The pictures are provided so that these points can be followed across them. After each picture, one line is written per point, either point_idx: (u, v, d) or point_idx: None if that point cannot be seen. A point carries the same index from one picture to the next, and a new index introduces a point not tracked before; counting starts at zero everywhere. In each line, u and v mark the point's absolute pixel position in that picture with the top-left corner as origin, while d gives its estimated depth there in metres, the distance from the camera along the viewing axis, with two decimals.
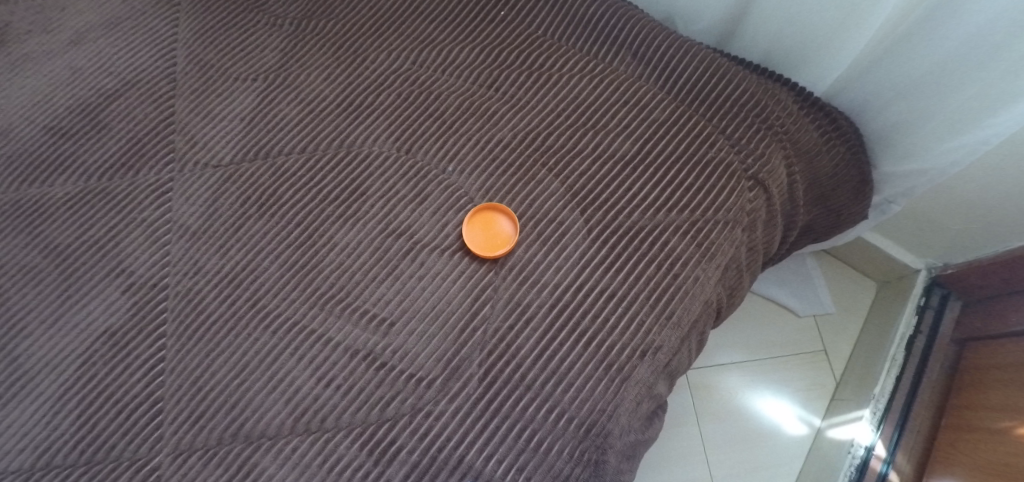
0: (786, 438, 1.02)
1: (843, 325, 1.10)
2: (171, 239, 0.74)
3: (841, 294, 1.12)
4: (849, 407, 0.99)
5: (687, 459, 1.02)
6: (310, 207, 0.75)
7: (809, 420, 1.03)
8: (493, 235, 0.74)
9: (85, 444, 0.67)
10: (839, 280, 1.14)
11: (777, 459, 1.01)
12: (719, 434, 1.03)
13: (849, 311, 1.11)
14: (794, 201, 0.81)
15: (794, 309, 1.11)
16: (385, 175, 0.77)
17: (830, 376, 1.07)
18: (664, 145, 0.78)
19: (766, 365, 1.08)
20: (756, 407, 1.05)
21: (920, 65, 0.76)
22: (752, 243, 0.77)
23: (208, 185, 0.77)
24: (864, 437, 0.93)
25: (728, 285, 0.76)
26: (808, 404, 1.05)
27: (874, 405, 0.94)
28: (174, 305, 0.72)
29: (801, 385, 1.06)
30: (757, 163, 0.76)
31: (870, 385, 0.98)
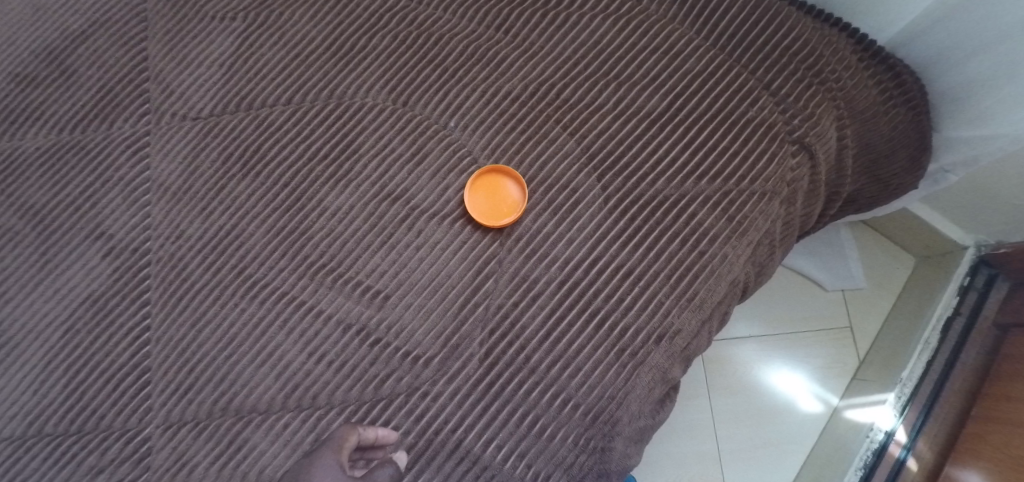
0: (799, 415, 0.98)
1: (874, 300, 1.03)
2: (151, 200, 0.69)
3: (875, 267, 1.04)
4: (871, 389, 0.94)
5: (695, 433, 0.99)
6: (299, 166, 0.69)
7: (826, 399, 0.98)
8: (498, 200, 0.67)
9: (74, 414, 0.65)
10: (874, 251, 1.04)
11: (788, 437, 0.97)
12: (730, 408, 0.99)
13: (882, 286, 1.03)
14: (842, 171, 0.74)
15: (822, 283, 1.03)
16: (379, 130, 0.70)
17: (854, 354, 1.00)
18: (696, 103, 0.69)
19: (787, 339, 1.02)
20: (772, 382, 1.00)
21: (1004, 17, 0.64)
22: (789, 216, 0.70)
23: (188, 140, 0.71)
24: (885, 422, 0.89)
25: (759, 262, 0.70)
26: (827, 382, 0.99)
27: (899, 390, 0.90)
28: (157, 271, 0.67)
29: (821, 362, 1.00)
30: (807, 124, 0.68)
31: (898, 367, 0.92)
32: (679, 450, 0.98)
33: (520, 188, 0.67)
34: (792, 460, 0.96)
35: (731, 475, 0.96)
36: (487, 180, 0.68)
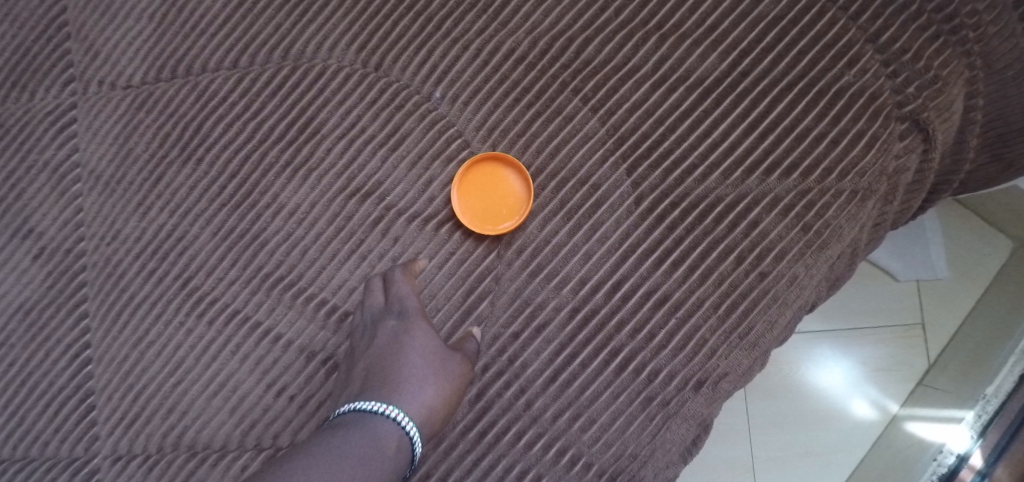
0: (848, 422, 0.79)
1: (956, 294, 0.79)
2: (82, 190, 0.58)
3: (961, 253, 0.80)
4: (944, 404, 0.73)
5: (721, 440, 0.81)
6: (250, 149, 0.55)
7: (883, 404, 0.79)
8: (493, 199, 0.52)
9: (17, 439, 0.57)
10: (963, 235, 0.80)
11: (834, 447, 0.78)
12: (762, 411, 0.81)
13: (967, 279, 0.79)
14: (959, 152, 0.53)
15: (891, 271, 0.81)
16: (347, 101, 0.55)
17: (923, 358, 0.79)
18: (769, 64, 0.51)
19: (835, 334, 0.82)
20: (814, 382, 0.80)
21: None
22: (881, 218, 0.51)
23: (120, 114, 0.58)
24: (958, 444, 0.67)
25: (836, 280, 0.53)
26: (885, 386, 0.79)
27: (980, 408, 0.67)
28: (93, 278, 0.57)
29: (877, 362, 0.80)
30: (929, 92, 0.48)
31: (983, 381, 0.70)
32: (702, 459, 0.81)
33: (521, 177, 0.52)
34: (836, 470, 0.78)
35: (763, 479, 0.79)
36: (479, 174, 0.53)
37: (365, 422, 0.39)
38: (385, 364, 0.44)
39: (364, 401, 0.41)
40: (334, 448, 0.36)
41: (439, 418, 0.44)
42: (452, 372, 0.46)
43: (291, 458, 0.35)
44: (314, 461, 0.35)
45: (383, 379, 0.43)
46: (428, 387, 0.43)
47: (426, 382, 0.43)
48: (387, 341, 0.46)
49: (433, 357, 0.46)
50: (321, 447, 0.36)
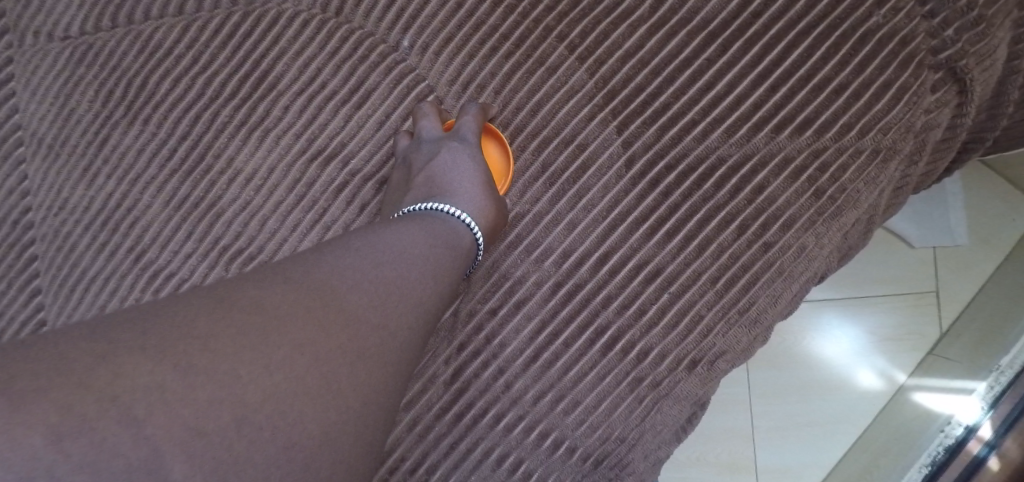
0: (853, 393, 0.75)
1: (974, 261, 0.74)
2: (24, 154, 0.53)
3: (984, 217, 0.74)
4: (955, 374, 0.68)
5: (722, 409, 0.79)
6: (201, 108, 0.50)
7: (890, 375, 0.75)
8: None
9: None
10: (991, 199, 0.74)
11: (837, 418, 0.75)
12: (765, 381, 0.78)
13: (988, 244, 0.74)
14: (998, 107, 0.47)
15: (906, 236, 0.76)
16: (304, 51, 0.49)
17: (935, 326, 0.75)
18: (784, 2, 0.45)
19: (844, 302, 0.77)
20: (820, 351, 0.77)
21: None
22: (904, 180, 0.45)
23: (59, 69, 0.52)
24: (968, 415, 0.63)
25: (849, 250, 0.47)
26: (892, 356, 0.75)
27: (993, 378, 0.63)
28: (43, 251, 0.52)
29: (887, 331, 0.76)
30: (970, 35, 0.41)
31: (999, 349, 0.65)
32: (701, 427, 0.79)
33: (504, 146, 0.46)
34: (837, 445, 0.75)
35: (763, 457, 0.76)
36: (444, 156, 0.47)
37: (442, 219, 0.41)
38: (448, 179, 0.43)
39: (435, 202, 0.42)
40: (429, 228, 0.40)
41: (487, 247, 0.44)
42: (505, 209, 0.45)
43: (385, 226, 0.39)
44: (409, 231, 0.39)
45: (448, 190, 0.42)
46: (491, 205, 0.43)
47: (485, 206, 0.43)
48: (448, 159, 0.44)
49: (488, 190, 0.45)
50: (412, 224, 0.39)
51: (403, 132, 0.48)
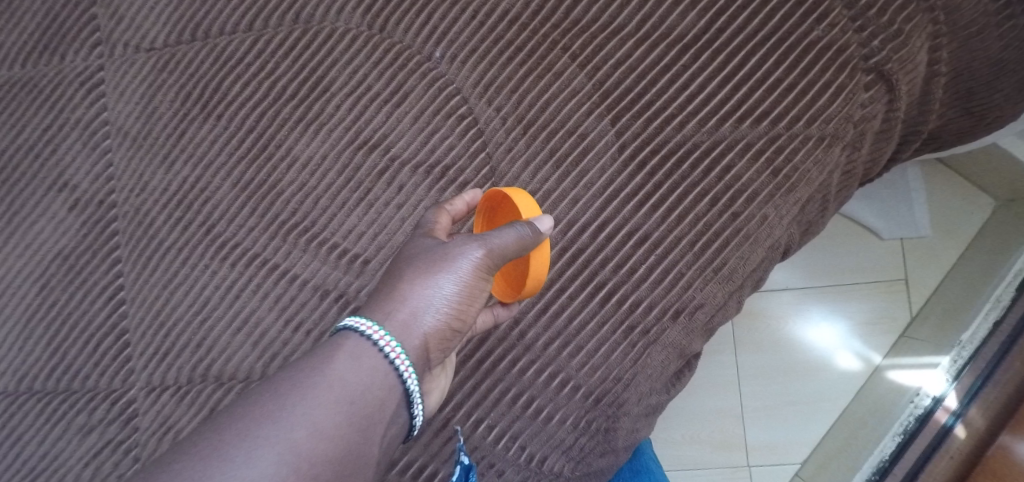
0: (834, 373, 0.85)
1: (937, 251, 0.84)
2: (111, 146, 0.63)
3: (943, 212, 0.84)
4: (924, 351, 0.78)
5: (716, 389, 0.87)
6: (264, 107, 0.60)
7: (866, 356, 0.84)
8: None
9: (61, 372, 0.63)
10: (946, 193, 0.84)
11: (820, 395, 0.85)
12: (755, 364, 0.87)
13: (948, 236, 0.84)
14: (926, 104, 0.57)
15: (875, 230, 0.86)
16: (353, 61, 0.59)
17: (905, 310, 0.84)
18: (745, 22, 0.55)
19: (823, 291, 0.87)
20: (805, 336, 0.86)
21: None
22: (850, 164, 0.56)
23: (144, 75, 0.62)
24: (935, 387, 0.72)
25: (805, 223, 0.57)
26: (868, 338, 0.85)
27: (956, 353, 0.72)
28: (124, 226, 0.62)
29: (864, 317, 0.85)
30: (892, 46, 0.52)
31: (958, 328, 0.75)
32: (697, 405, 0.88)
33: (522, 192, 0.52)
34: (821, 420, 0.84)
35: (753, 433, 0.86)
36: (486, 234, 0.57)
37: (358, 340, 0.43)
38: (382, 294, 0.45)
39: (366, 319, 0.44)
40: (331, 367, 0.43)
41: (467, 305, 0.45)
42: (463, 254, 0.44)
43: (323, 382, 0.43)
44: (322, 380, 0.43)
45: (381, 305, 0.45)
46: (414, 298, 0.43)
47: (425, 287, 0.43)
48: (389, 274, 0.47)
49: (436, 253, 0.44)
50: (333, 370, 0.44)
51: None
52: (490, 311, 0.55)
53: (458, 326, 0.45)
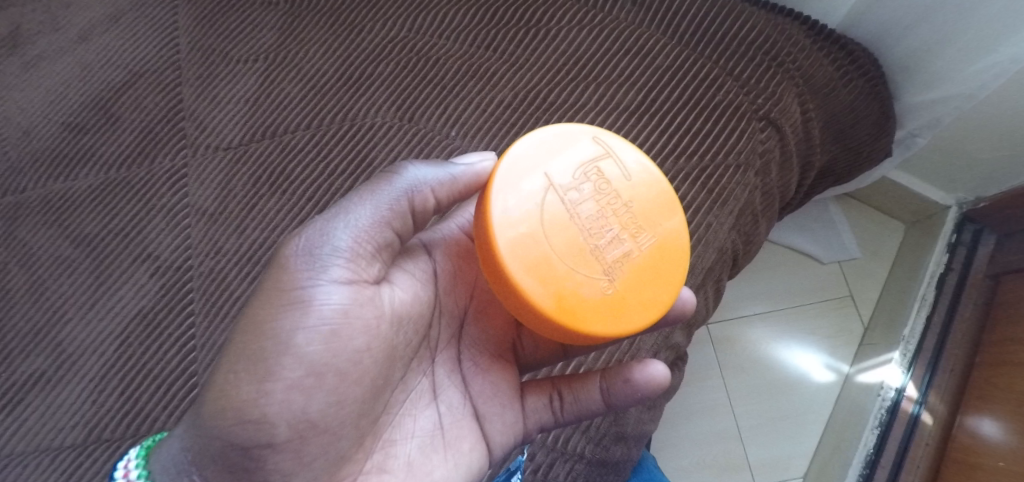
0: (813, 385, 1.05)
1: (870, 269, 1.11)
2: (190, 222, 0.77)
3: (866, 238, 1.12)
4: (878, 352, 1.01)
5: (715, 412, 1.04)
6: (320, 182, 0.77)
7: (835, 366, 1.06)
8: (585, 259, 0.51)
9: (130, 419, 0.70)
10: (861, 220, 1.13)
11: (805, 406, 1.04)
12: (746, 386, 1.06)
13: (875, 256, 1.11)
14: (810, 141, 0.79)
15: (816, 255, 1.12)
16: (390, 144, 0.78)
17: (858, 323, 1.08)
18: (664, 98, 0.76)
19: (788, 314, 1.10)
20: (784, 356, 1.07)
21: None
22: (766, 187, 0.76)
23: (221, 167, 0.79)
24: (894, 379, 0.95)
25: (744, 232, 0.76)
26: (834, 352, 1.07)
27: (903, 347, 0.97)
28: (198, 285, 0.74)
29: (826, 335, 1.08)
30: (769, 101, 0.73)
31: (898, 327, 1.00)
32: (702, 429, 1.04)
33: (556, 146, 0.54)
34: (810, 427, 1.03)
35: (753, 451, 1.02)
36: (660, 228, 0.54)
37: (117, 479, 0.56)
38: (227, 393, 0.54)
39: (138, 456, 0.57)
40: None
41: (318, 331, 0.52)
42: (272, 297, 0.53)
43: None
44: None
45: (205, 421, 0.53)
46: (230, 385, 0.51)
47: (221, 378, 0.52)
48: None
49: (251, 311, 0.54)
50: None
51: (545, 400, 0.67)
52: (603, 392, 0.65)
53: (270, 438, 0.51)
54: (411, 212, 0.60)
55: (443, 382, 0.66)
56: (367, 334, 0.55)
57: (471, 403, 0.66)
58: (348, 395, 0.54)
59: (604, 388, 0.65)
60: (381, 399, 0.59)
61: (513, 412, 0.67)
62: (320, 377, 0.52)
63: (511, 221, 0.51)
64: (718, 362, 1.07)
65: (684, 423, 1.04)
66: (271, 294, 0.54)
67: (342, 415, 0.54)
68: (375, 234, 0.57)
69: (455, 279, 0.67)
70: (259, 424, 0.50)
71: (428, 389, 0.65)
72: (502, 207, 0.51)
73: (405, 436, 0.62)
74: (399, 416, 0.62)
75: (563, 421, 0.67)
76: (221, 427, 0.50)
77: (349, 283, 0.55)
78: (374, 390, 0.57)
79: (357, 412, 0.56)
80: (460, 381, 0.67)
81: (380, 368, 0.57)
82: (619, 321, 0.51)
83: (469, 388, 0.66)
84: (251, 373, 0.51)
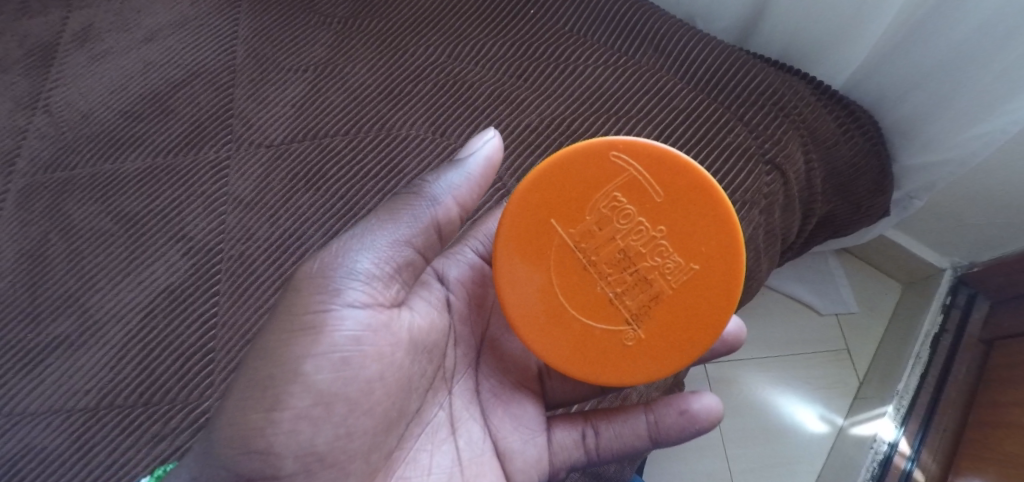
0: (806, 434, 1.06)
1: (867, 324, 1.14)
2: (227, 209, 0.82)
3: (864, 295, 1.16)
4: (872, 405, 1.03)
5: (707, 452, 1.06)
6: (354, 183, 0.82)
7: (829, 417, 1.07)
8: (608, 314, 0.61)
9: (144, 388, 0.73)
10: (859, 277, 1.17)
11: (797, 455, 1.05)
12: (740, 428, 1.07)
13: (872, 312, 1.15)
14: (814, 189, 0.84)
15: (815, 306, 1.15)
16: (422, 155, 0.84)
17: (854, 376, 1.10)
18: (676, 135, 0.81)
19: (785, 361, 1.12)
20: (779, 402, 1.08)
21: (915, 69, 0.83)
22: (769, 225, 0.80)
23: (262, 162, 0.85)
24: (887, 433, 0.97)
25: (748, 268, 0.80)
26: (829, 403, 1.08)
27: (897, 402, 0.98)
28: (227, 267, 0.79)
29: (822, 385, 1.10)
30: (775, 148, 0.79)
31: (892, 382, 1.02)
32: (692, 467, 1.05)
33: (578, 185, 0.60)
34: (800, 477, 1.03)
35: None
36: (690, 261, 0.59)
37: None
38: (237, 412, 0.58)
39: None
40: None
41: (336, 357, 0.58)
42: (285, 322, 0.59)
43: None
44: None
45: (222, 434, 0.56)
46: (243, 411, 0.56)
47: (232, 407, 0.57)
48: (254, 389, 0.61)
49: (265, 337, 0.59)
50: None
51: (576, 438, 0.70)
52: (647, 425, 0.69)
53: (274, 471, 0.56)
54: (428, 239, 0.66)
55: (460, 415, 0.69)
56: (378, 361, 0.61)
57: (491, 438, 0.69)
58: (357, 427, 0.59)
59: (649, 420, 0.69)
60: (394, 432, 0.63)
61: (536, 447, 0.70)
62: (329, 406, 0.58)
63: (524, 291, 0.63)
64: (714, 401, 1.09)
65: (674, 458, 1.06)
66: (284, 320, 0.59)
67: (351, 447, 0.59)
68: (388, 265, 0.63)
69: (469, 308, 0.73)
70: (264, 454, 0.56)
71: (445, 422, 0.68)
72: (513, 277, 0.63)
73: (421, 472, 0.65)
74: (414, 452, 0.65)
75: (596, 459, 0.70)
76: (228, 455, 0.56)
77: (365, 310, 0.61)
78: (385, 422, 0.62)
79: (369, 445, 0.61)
80: (478, 414, 0.70)
81: (390, 400, 0.62)
82: (628, 372, 0.62)
83: (488, 420, 0.70)
84: (258, 402, 0.56)
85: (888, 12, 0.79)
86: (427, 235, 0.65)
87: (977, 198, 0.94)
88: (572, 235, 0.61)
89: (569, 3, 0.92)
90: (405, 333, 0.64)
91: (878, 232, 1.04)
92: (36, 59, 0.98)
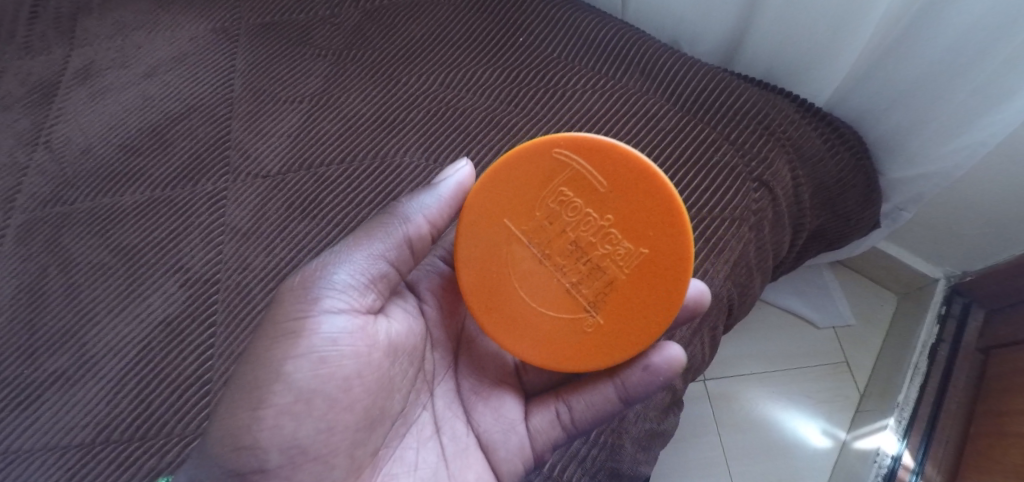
0: (809, 449, 1.06)
1: (864, 336, 1.14)
2: (223, 240, 0.83)
3: (860, 307, 1.17)
4: (874, 418, 1.03)
5: (710, 470, 1.05)
6: (349, 210, 0.83)
7: (832, 432, 1.07)
8: (568, 305, 0.61)
9: (141, 422, 0.72)
10: (854, 289, 1.18)
11: (801, 471, 1.04)
12: (742, 445, 1.07)
13: (869, 324, 1.15)
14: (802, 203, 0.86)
15: (812, 320, 1.16)
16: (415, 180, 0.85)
17: (854, 388, 1.10)
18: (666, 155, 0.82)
19: (785, 375, 1.12)
20: (780, 418, 1.08)
21: (895, 84, 0.85)
22: (761, 242, 0.81)
23: (259, 192, 0.86)
24: (891, 446, 0.96)
25: (739, 284, 0.81)
26: (831, 417, 1.08)
27: (898, 414, 0.99)
28: (224, 297, 0.79)
29: (823, 399, 1.10)
30: (762, 165, 0.80)
31: (892, 395, 1.02)
32: None
33: (516, 180, 0.61)
34: None
35: None
36: (638, 245, 0.59)
37: None
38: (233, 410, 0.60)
39: None
40: None
41: (314, 357, 0.59)
42: (271, 326, 0.61)
43: None
44: None
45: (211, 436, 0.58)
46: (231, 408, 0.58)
47: (222, 406, 0.58)
48: None
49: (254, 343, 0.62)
50: None
51: (552, 415, 0.70)
52: (615, 388, 0.68)
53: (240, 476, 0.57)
54: (409, 251, 0.67)
55: (443, 415, 0.70)
56: (355, 360, 0.61)
57: (474, 433, 0.70)
58: (327, 433, 0.60)
59: (616, 385, 0.67)
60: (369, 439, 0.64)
61: (518, 435, 0.70)
62: (295, 415, 0.58)
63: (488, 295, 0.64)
64: (715, 418, 1.09)
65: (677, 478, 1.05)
66: (270, 326, 0.61)
67: (318, 454, 0.59)
68: (368, 274, 0.65)
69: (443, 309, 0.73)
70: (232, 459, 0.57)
71: (429, 421, 0.69)
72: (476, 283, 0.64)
73: (407, 468, 0.65)
74: (400, 449, 0.66)
75: (575, 431, 0.69)
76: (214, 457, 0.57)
77: (346, 315, 0.62)
78: (356, 430, 0.62)
79: (339, 453, 0.61)
80: (461, 413, 0.71)
81: (365, 405, 0.62)
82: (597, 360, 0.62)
83: (469, 417, 0.70)
84: (246, 401, 0.58)
85: (865, 31, 0.81)
86: (403, 249, 0.67)
87: (964, 208, 0.95)
88: (523, 230, 0.61)
89: (559, 31, 0.94)
90: (386, 337, 0.65)
91: (870, 244, 1.05)
92: (38, 97, 1.00)
